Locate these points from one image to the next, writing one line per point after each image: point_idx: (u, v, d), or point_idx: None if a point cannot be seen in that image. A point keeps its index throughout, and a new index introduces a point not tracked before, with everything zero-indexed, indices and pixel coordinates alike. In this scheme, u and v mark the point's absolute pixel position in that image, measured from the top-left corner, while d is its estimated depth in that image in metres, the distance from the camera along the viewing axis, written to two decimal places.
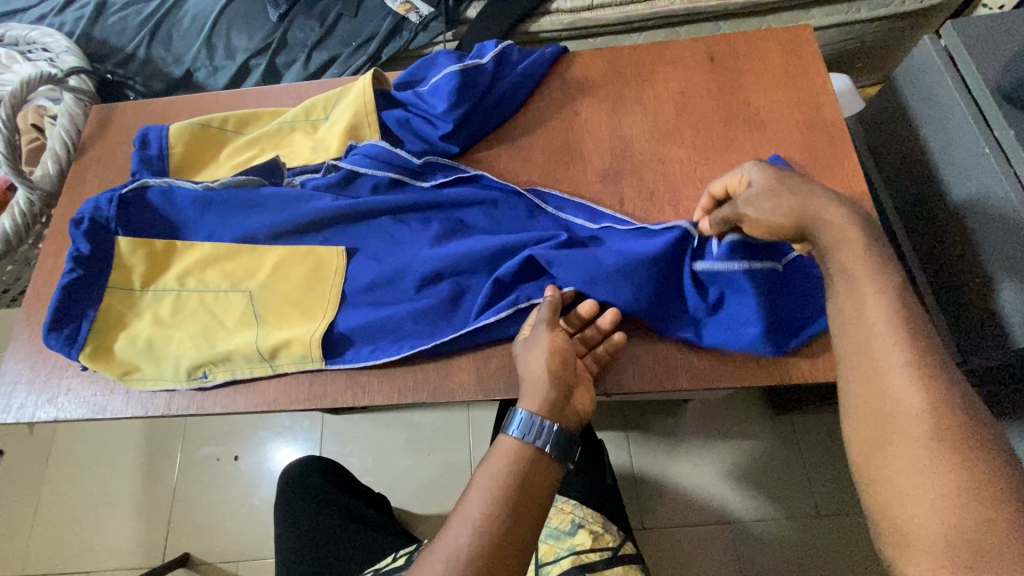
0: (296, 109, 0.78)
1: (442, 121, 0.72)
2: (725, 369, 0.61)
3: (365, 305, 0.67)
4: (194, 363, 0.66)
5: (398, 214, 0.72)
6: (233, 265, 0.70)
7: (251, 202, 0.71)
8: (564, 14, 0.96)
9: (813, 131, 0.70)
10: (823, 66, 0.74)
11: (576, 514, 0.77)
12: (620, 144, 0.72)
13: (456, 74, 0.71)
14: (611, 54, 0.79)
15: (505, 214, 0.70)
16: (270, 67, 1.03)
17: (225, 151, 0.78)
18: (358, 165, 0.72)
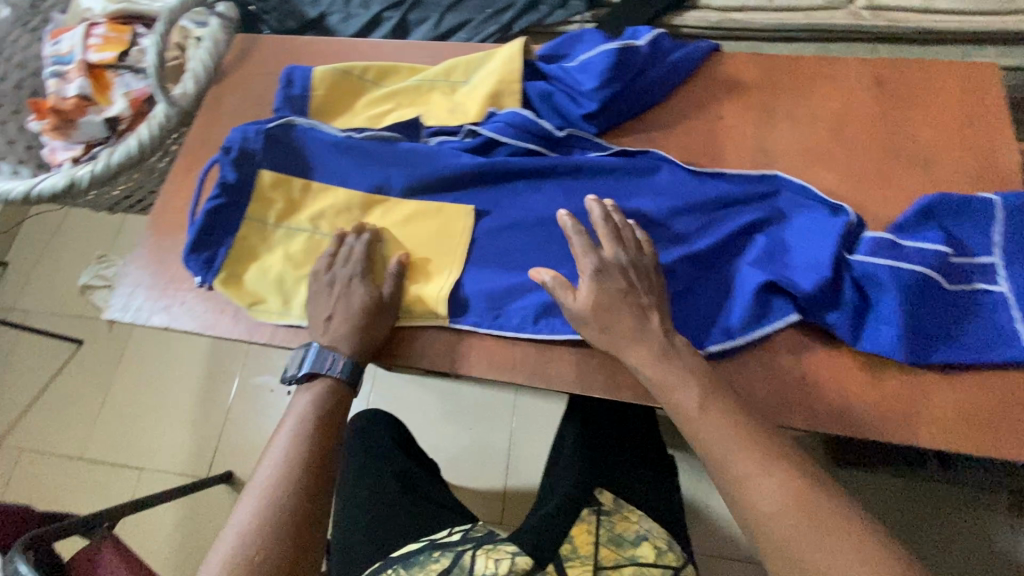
0: (437, 68, 0.76)
1: (587, 100, 0.69)
2: (860, 389, 0.58)
3: (490, 269, 0.67)
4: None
5: (531, 178, 0.70)
6: (364, 214, 0.71)
7: (391, 151, 0.72)
8: (712, 12, 0.92)
9: (984, 181, 0.64)
10: (1007, 110, 0.67)
11: (641, 527, 0.80)
12: (765, 158, 0.69)
13: (614, 51, 0.68)
14: (768, 60, 0.74)
15: (640, 185, 0.68)
16: (401, 21, 1.03)
17: (361, 100, 0.77)
18: (499, 133, 0.69)
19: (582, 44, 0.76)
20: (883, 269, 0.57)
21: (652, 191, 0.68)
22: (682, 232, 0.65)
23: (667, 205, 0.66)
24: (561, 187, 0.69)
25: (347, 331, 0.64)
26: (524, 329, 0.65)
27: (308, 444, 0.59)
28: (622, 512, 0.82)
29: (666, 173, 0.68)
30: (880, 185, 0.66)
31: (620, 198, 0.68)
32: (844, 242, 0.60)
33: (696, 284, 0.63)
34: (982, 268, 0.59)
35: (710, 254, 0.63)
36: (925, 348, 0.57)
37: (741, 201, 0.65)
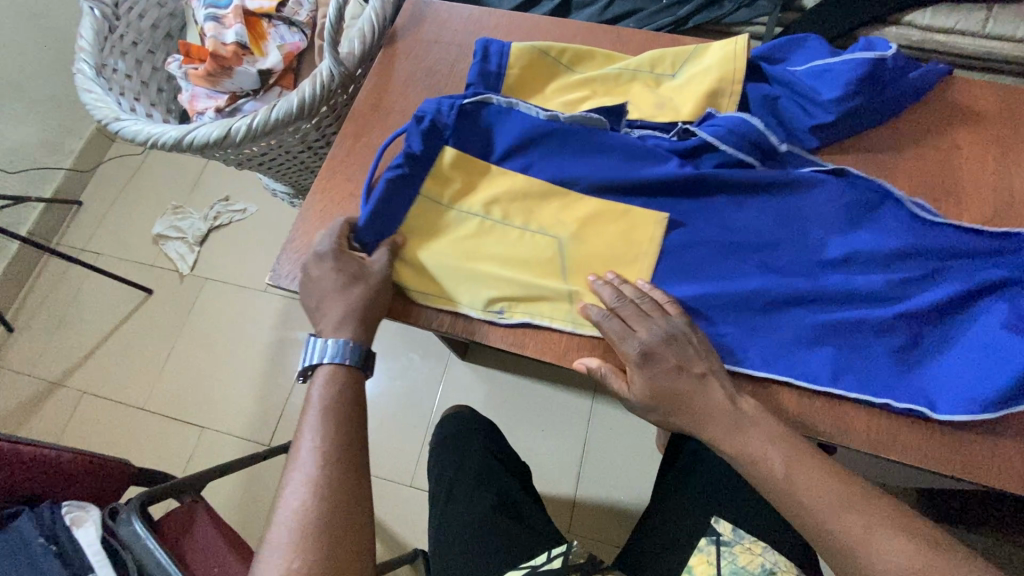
0: (642, 58, 0.70)
1: (824, 109, 0.64)
2: None
3: (685, 287, 0.62)
4: (494, 296, 0.63)
5: (737, 194, 0.64)
6: (551, 207, 0.65)
7: (593, 145, 0.66)
8: (915, 31, 0.85)
9: None
10: None
11: (768, 560, 0.69)
12: (1011, 198, 0.63)
13: (868, 61, 0.63)
14: (1011, 90, 0.68)
15: (861, 217, 0.62)
16: (567, 4, 0.97)
17: (553, 84, 0.71)
18: (718, 140, 0.64)
19: (803, 50, 0.69)
20: None
21: (872, 225, 0.62)
22: (910, 278, 0.59)
23: (894, 245, 0.60)
24: (775, 210, 0.63)
25: (357, 317, 0.61)
26: (724, 356, 0.59)
27: (336, 423, 0.58)
28: (745, 541, 0.71)
29: (892, 205, 0.62)
30: None
31: (841, 232, 0.62)
32: None
33: (920, 340, 0.57)
34: None
35: (940, 309, 0.58)
36: None
37: (976, 254, 0.59)
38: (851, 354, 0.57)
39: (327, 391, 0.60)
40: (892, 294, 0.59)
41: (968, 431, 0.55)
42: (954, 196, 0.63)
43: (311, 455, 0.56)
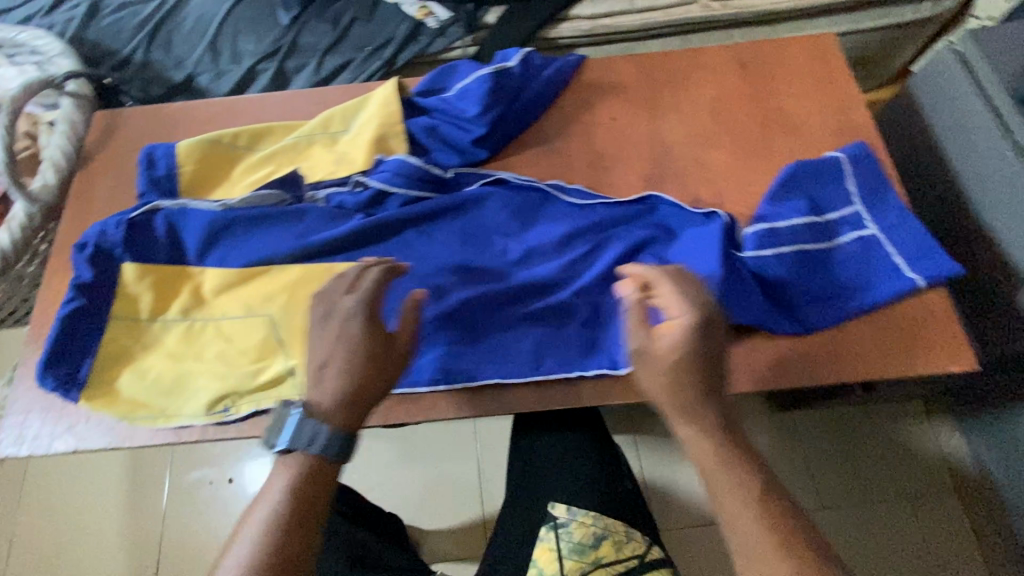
0: (314, 122, 0.73)
1: (473, 125, 0.69)
2: (789, 372, 0.61)
3: (395, 327, 0.64)
4: (213, 397, 0.61)
5: (420, 225, 0.68)
6: (256, 290, 0.66)
7: (274, 221, 0.67)
8: (584, 21, 0.96)
9: (847, 137, 0.72)
10: (849, 72, 0.76)
11: (597, 527, 0.88)
12: (660, 148, 0.73)
13: (488, 77, 0.70)
14: (641, 61, 0.79)
15: (527, 214, 0.69)
16: (279, 73, 0.98)
17: (240, 168, 0.72)
18: (388, 184, 0.67)
19: (456, 76, 0.75)
20: (769, 256, 0.63)
21: (536, 216, 0.69)
22: (577, 255, 0.67)
23: (557, 233, 0.68)
24: (457, 230, 0.68)
25: (346, 384, 0.51)
26: (453, 375, 0.63)
27: (296, 529, 0.48)
28: (577, 518, 0.90)
29: (548, 195, 0.70)
30: (764, 156, 0.72)
31: (517, 232, 0.69)
32: (733, 237, 0.64)
33: (596, 307, 0.64)
34: (848, 218, 0.66)
35: (605, 275, 0.65)
36: (822, 310, 0.63)
37: (622, 220, 0.68)
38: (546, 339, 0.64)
39: (281, 498, 0.49)
40: (569, 275, 0.66)
41: None
42: (610, 165, 0.73)
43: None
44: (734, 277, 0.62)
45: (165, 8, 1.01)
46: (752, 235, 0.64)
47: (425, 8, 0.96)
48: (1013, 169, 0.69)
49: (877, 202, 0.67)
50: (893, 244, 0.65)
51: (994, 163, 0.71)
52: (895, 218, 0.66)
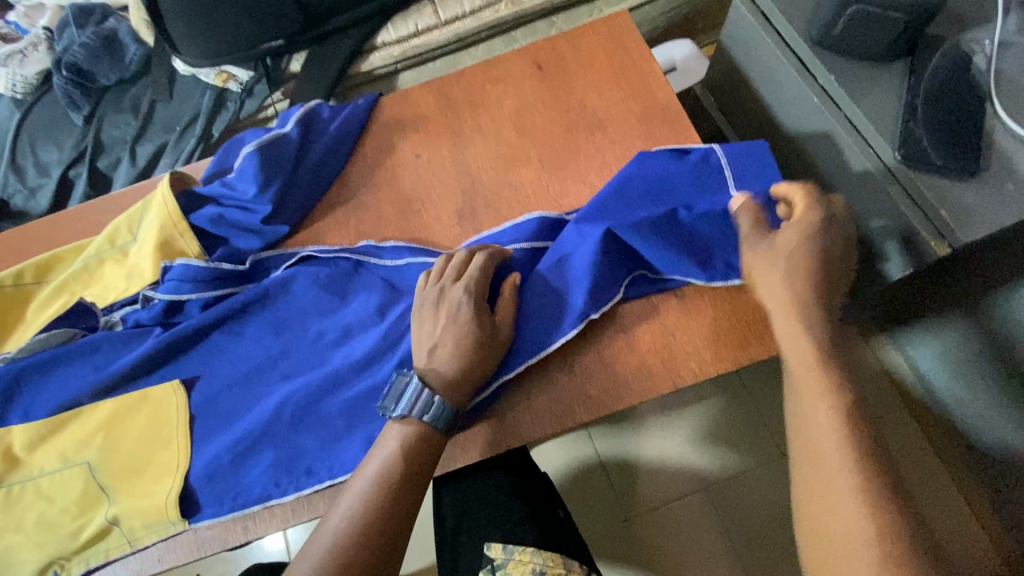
0: (100, 238, 0.68)
1: (259, 204, 0.66)
2: (626, 390, 0.59)
3: (217, 443, 0.60)
4: (40, 567, 0.58)
5: (229, 325, 0.65)
6: (65, 439, 0.61)
7: (75, 359, 0.64)
8: (393, 46, 0.91)
9: (656, 120, 0.68)
10: (647, 49, 0.72)
11: (535, 563, 0.73)
12: (469, 178, 0.69)
13: (255, 152, 0.65)
14: (437, 84, 0.75)
15: (337, 286, 0.65)
16: (93, 175, 0.91)
17: (32, 307, 0.67)
18: (177, 293, 0.63)
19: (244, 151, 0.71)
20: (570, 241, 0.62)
21: (349, 288, 0.65)
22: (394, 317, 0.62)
23: (373, 301, 0.64)
24: (268, 322, 0.65)
25: (456, 365, 0.55)
26: (283, 479, 0.58)
27: (390, 484, 0.51)
28: (513, 555, 0.74)
29: (359, 262, 0.66)
30: (573, 161, 0.68)
31: (331, 309, 0.65)
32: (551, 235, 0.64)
33: None
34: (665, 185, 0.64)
35: None
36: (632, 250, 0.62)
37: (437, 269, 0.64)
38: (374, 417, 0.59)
39: (396, 458, 0.52)
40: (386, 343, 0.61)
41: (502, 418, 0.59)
42: (421, 208, 0.69)
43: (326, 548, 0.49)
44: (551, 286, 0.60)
45: None
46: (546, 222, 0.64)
47: (223, 73, 0.90)
48: (824, 115, 0.67)
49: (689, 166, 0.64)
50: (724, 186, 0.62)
51: (810, 112, 0.69)
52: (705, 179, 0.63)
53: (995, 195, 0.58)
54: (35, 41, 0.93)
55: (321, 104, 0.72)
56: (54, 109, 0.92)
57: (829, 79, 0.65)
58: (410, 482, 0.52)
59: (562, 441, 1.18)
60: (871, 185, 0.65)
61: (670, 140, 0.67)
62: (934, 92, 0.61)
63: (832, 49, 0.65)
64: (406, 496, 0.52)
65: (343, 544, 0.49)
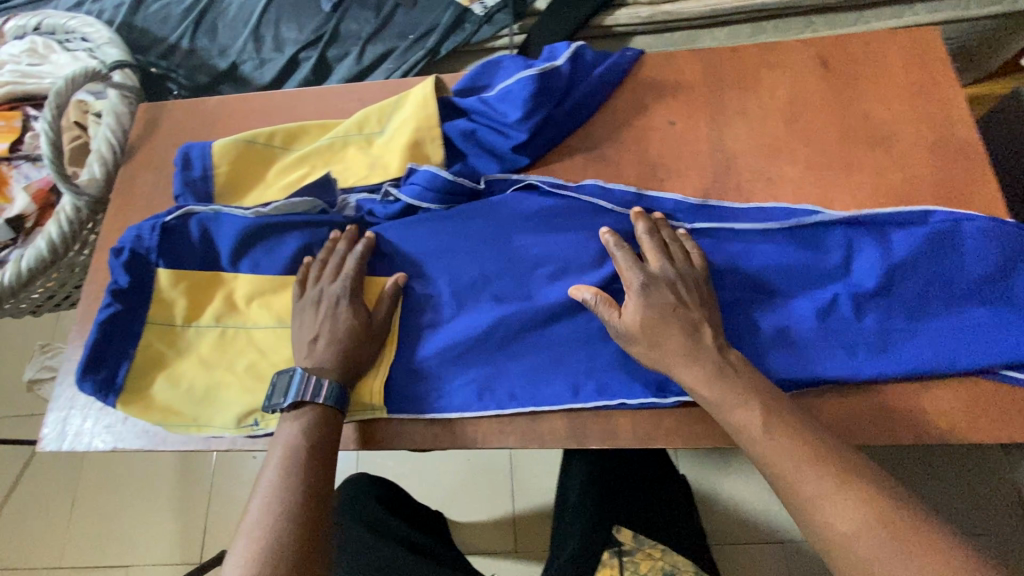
0: (348, 122, 0.70)
1: (514, 131, 0.65)
2: (860, 423, 0.55)
3: (425, 349, 0.61)
4: (243, 411, 0.61)
5: (450, 233, 0.64)
6: (284, 300, 0.64)
7: (315, 231, 0.65)
8: (642, 8, 0.89)
9: (945, 153, 0.62)
10: (953, 74, 0.65)
11: (667, 562, 0.71)
12: (723, 159, 0.66)
13: (533, 77, 0.64)
14: (709, 55, 0.71)
15: (560, 223, 0.64)
16: (321, 61, 0.94)
17: (274, 169, 0.70)
18: (419, 198, 0.65)
19: (503, 72, 0.70)
20: (867, 266, 0.58)
21: (572, 227, 0.63)
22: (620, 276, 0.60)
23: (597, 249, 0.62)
24: (486, 238, 0.63)
25: (335, 354, 0.57)
26: (483, 398, 0.59)
27: (296, 467, 0.52)
28: (645, 547, 0.73)
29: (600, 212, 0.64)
30: (847, 172, 0.63)
31: (548, 244, 0.63)
32: (839, 251, 0.59)
33: None
34: (995, 239, 0.56)
35: None
36: (919, 295, 0.57)
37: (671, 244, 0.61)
38: (584, 366, 0.58)
39: (294, 439, 0.54)
40: (604, 292, 0.60)
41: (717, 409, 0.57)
42: (665, 178, 0.66)
43: (252, 524, 0.49)
44: (828, 307, 0.57)
45: None
46: (850, 243, 0.59)
47: None
48: None
49: None
50: None
51: None
52: None
53: None
54: None
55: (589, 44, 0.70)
56: None
57: None
58: (315, 463, 0.52)
59: None
60: None
61: (960, 180, 0.61)
62: None
63: None
64: (318, 479, 0.52)
65: (276, 518, 0.49)
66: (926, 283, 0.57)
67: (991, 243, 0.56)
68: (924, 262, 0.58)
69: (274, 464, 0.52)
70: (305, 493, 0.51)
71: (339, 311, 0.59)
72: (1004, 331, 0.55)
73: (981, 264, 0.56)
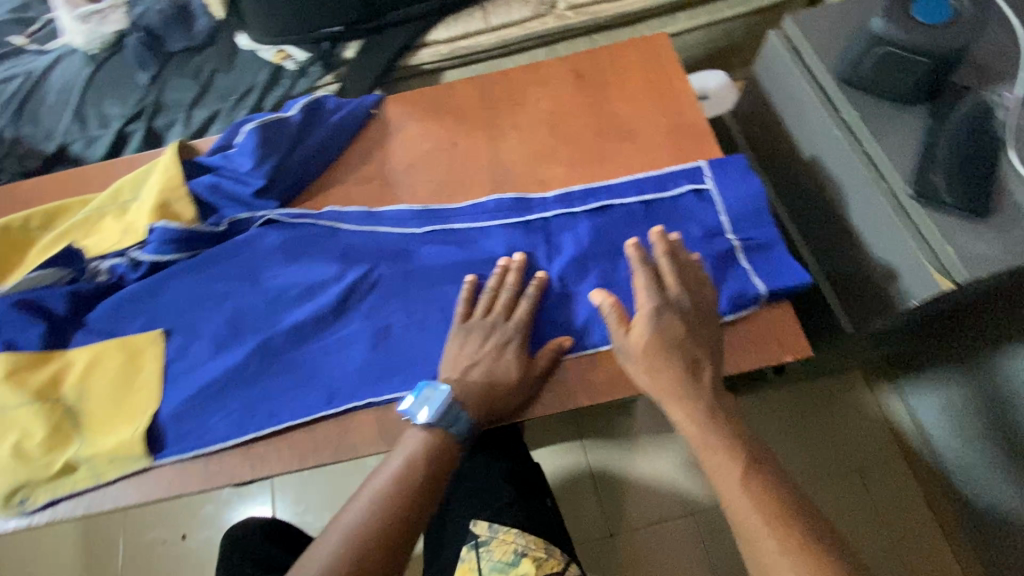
0: (104, 195, 0.74)
1: (252, 178, 0.71)
2: (586, 382, 0.62)
3: (186, 392, 0.64)
4: (9, 490, 0.62)
5: (204, 275, 0.69)
6: (41, 377, 0.65)
7: (59, 304, 0.67)
8: (442, 45, 0.96)
9: (683, 138, 0.71)
10: (682, 72, 0.76)
11: (518, 543, 0.76)
12: (501, 169, 0.74)
13: (256, 130, 0.70)
14: (482, 81, 0.79)
15: (302, 246, 0.70)
16: (149, 133, 0.97)
17: (33, 251, 0.72)
18: (161, 254, 0.69)
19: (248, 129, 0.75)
20: (563, 241, 0.67)
21: (314, 245, 0.70)
22: (361, 285, 0.67)
23: (337, 265, 0.68)
24: (237, 273, 0.69)
25: (486, 391, 0.60)
26: (246, 421, 0.62)
27: (405, 490, 0.56)
28: (497, 534, 0.78)
29: (359, 230, 0.70)
30: (603, 164, 0.72)
31: (293, 267, 0.69)
32: (528, 234, 0.68)
33: (382, 336, 0.65)
34: (655, 201, 0.67)
35: (408, 311, 0.66)
36: (606, 261, 0.65)
37: (398, 255, 0.69)
38: (332, 373, 0.64)
39: (412, 463, 0.58)
40: (346, 304, 0.67)
41: None
42: (451, 193, 0.73)
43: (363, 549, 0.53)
44: (534, 293, 0.65)
45: (30, 79, 1.00)
46: (540, 224, 0.68)
47: (282, 51, 0.96)
48: (845, 149, 0.69)
49: (720, 173, 0.67)
50: (724, 203, 0.65)
51: (833, 146, 0.71)
52: (694, 202, 0.67)
53: (1002, 240, 0.60)
54: (116, 4, 1.01)
55: (328, 95, 0.77)
56: (124, 67, 0.99)
57: (852, 114, 0.68)
58: (426, 491, 0.57)
59: (553, 450, 1.18)
60: (887, 221, 0.66)
61: (699, 156, 0.70)
62: (955, 131, 0.64)
63: (863, 88, 0.68)
64: (417, 506, 0.56)
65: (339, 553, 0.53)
66: (606, 250, 0.66)
67: (639, 203, 0.67)
68: (613, 229, 0.67)
69: (375, 488, 0.57)
70: (401, 514, 0.55)
71: (500, 356, 0.61)
72: None
73: (648, 222, 0.67)
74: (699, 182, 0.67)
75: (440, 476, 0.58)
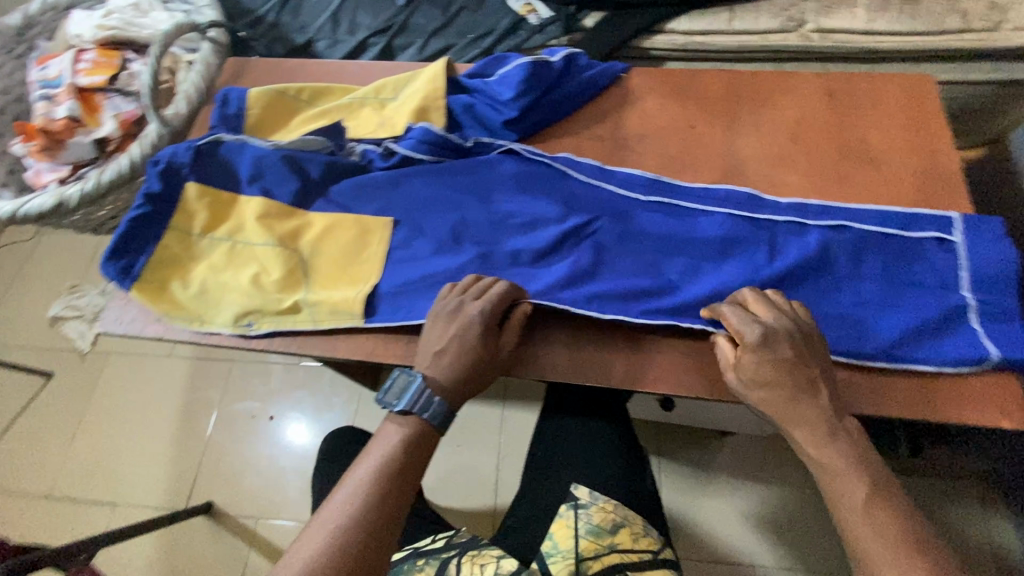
0: (369, 87, 0.81)
1: (505, 108, 0.77)
2: None
3: (405, 275, 0.70)
4: (241, 311, 0.70)
5: (441, 182, 0.75)
6: (287, 226, 0.73)
7: (315, 169, 0.76)
8: (678, 36, 0.99)
9: (930, 182, 0.70)
10: (943, 118, 0.74)
11: (617, 514, 0.77)
12: (733, 161, 0.75)
13: (527, 65, 0.75)
14: (729, 75, 0.81)
15: (534, 181, 0.75)
16: (388, 47, 1.06)
17: (296, 118, 0.81)
18: (413, 151, 0.76)
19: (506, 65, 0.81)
20: (788, 246, 0.68)
21: (543, 185, 0.75)
22: (581, 230, 0.71)
23: (562, 208, 0.73)
24: (470, 189, 0.75)
25: (452, 378, 0.61)
26: None
27: (393, 472, 0.57)
28: (598, 501, 0.79)
29: (588, 182, 0.74)
30: (839, 184, 0.72)
31: (521, 199, 0.74)
32: (750, 231, 0.69)
33: (590, 283, 0.69)
34: (890, 236, 0.67)
35: (619, 267, 0.69)
36: (826, 278, 0.66)
37: (620, 213, 0.72)
38: (537, 300, 0.68)
39: (397, 449, 0.59)
40: (562, 243, 0.71)
41: (689, 367, 0.65)
42: (679, 170, 0.75)
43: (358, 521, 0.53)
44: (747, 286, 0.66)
45: None
46: (768, 226, 0.70)
47: (529, 5, 1.02)
48: None
49: (970, 230, 0.66)
50: (966, 259, 0.65)
51: None
52: (933, 249, 0.66)
53: None
54: None
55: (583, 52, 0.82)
56: None
57: None
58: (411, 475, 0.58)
59: None
60: None
61: (944, 204, 0.69)
62: None
63: None
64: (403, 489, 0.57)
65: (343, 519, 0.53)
66: (830, 269, 0.67)
67: (876, 235, 0.67)
68: (840, 249, 0.67)
69: (366, 468, 0.57)
70: (395, 494, 0.56)
71: (465, 344, 0.62)
72: (898, 311, 0.64)
73: (881, 256, 0.67)
74: (942, 230, 0.67)
75: (414, 465, 0.59)
